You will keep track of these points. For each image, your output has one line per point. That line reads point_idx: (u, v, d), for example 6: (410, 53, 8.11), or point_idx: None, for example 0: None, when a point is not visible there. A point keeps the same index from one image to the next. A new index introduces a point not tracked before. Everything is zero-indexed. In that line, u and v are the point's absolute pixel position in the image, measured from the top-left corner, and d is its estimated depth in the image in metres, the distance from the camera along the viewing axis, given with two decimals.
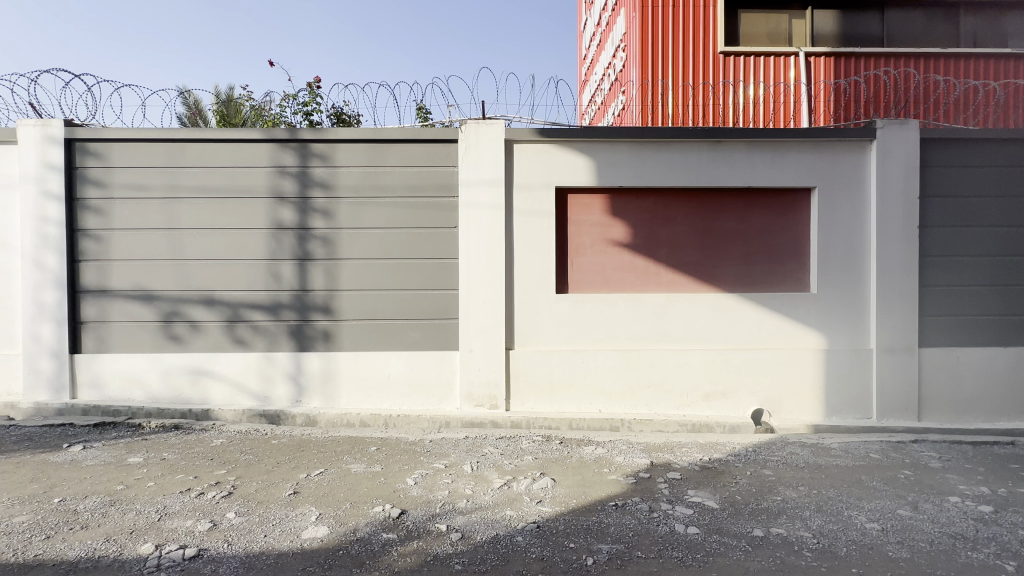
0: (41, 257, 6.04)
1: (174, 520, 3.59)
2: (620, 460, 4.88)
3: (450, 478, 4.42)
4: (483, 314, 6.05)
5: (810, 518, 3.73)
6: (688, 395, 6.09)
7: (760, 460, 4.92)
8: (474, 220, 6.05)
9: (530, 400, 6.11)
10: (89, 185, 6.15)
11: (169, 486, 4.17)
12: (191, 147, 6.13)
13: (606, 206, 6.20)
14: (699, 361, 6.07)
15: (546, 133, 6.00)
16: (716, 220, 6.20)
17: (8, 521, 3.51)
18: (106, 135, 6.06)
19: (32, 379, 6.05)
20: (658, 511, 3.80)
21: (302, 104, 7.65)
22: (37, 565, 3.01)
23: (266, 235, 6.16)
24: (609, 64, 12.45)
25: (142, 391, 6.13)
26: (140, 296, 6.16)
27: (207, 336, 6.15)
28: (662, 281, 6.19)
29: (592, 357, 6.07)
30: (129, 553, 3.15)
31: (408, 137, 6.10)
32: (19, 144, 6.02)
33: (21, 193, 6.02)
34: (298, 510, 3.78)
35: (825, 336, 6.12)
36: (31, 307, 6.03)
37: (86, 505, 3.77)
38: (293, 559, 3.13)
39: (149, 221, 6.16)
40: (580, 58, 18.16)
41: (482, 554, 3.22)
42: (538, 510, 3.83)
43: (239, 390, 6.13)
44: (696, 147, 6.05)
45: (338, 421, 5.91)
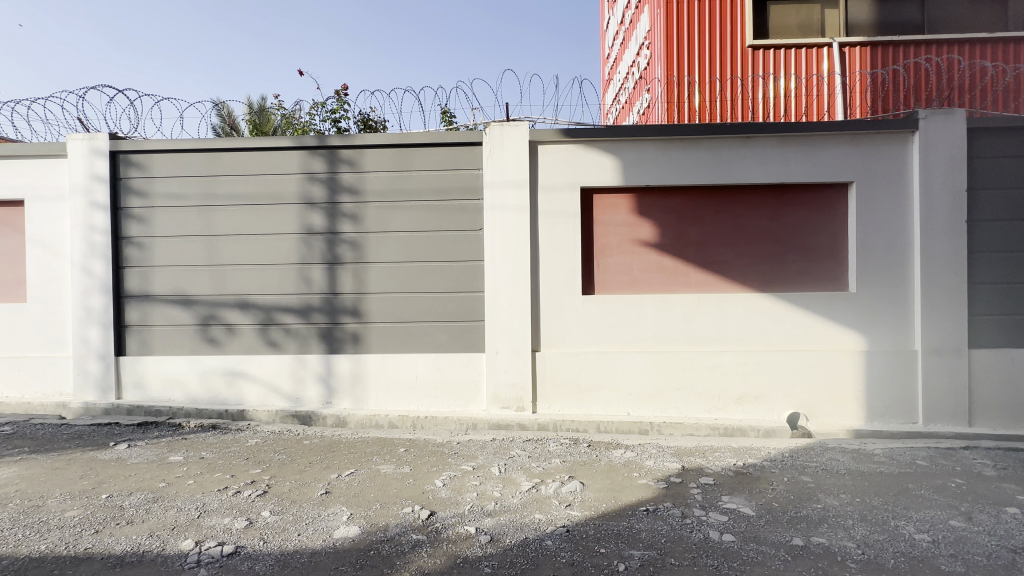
0: (89, 264, 6.36)
1: (213, 517, 3.69)
2: (650, 464, 4.78)
3: (478, 480, 4.42)
4: (508, 316, 6.04)
5: (854, 527, 3.56)
6: (720, 398, 5.93)
7: (798, 465, 4.75)
8: (500, 222, 6.06)
9: (557, 403, 6.06)
10: (131, 194, 6.43)
11: (208, 484, 4.31)
12: (226, 156, 6.34)
13: (632, 206, 6.11)
14: (731, 364, 5.90)
15: (571, 133, 5.96)
16: (747, 218, 6.03)
17: (61, 515, 3.69)
18: (147, 146, 6.34)
19: (81, 380, 6.36)
20: (691, 517, 3.71)
21: (330, 112, 7.82)
22: (86, 558, 3.15)
23: (297, 240, 6.31)
24: (633, 62, 12.30)
25: (182, 392, 6.36)
26: (179, 301, 6.40)
27: (242, 338, 6.34)
28: (691, 282, 6.06)
29: (619, 359, 5.98)
30: (171, 548, 3.26)
31: (433, 141, 6.15)
32: (69, 157, 6.36)
33: (70, 204, 6.35)
34: (329, 509, 3.84)
35: (865, 337, 5.86)
36: (80, 311, 6.36)
37: (132, 501, 3.93)
38: (326, 558, 3.17)
39: (187, 229, 6.40)
40: (604, 58, 18.01)
41: (511, 558, 3.20)
42: (567, 514, 3.78)
43: (273, 391, 6.30)
44: (725, 144, 5.90)
45: (368, 422, 6.01)
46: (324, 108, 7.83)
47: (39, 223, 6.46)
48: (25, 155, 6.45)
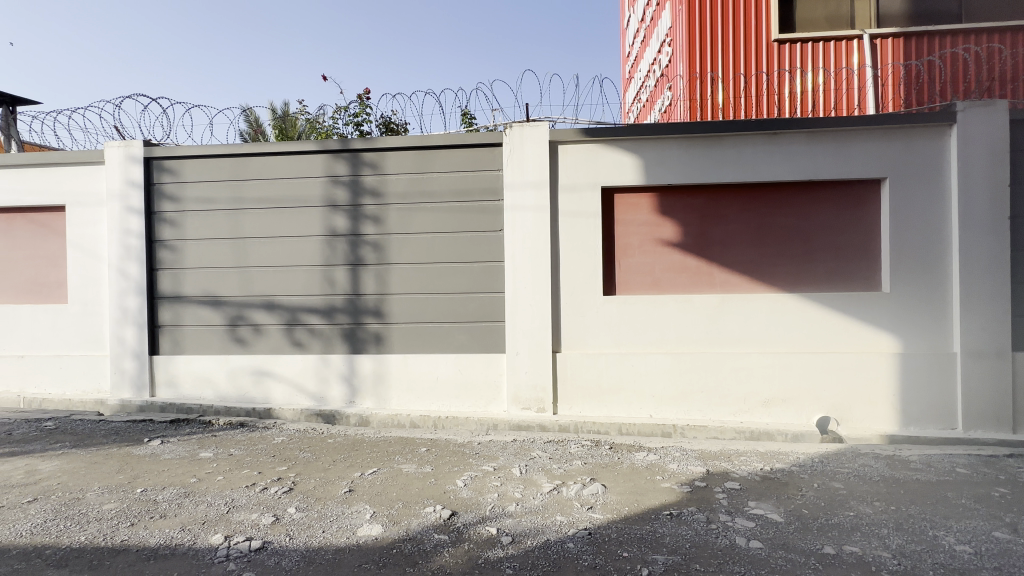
0: (125, 267, 6.61)
1: (241, 513, 3.79)
2: (674, 467, 4.70)
3: (499, 481, 4.42)
4: (529, 317, 6.03)
5: (889, 537, 3.43)
6: (746, 401, 5.79)
7: (828, 471, 4.59)
8: (520, 222, 6.05)
9: (578, 404, 6.01)
10: (164, 199, 6.66)
11: (236, 480, 4.42)
12: (253, 161, 6.51)
13: (654, 205, 6.02)
14: (757, 366, 5.76)
15: (591, 132, 5.91)
16: (774, 216, 5.88)
17: (99, 508, 3.84)
18: (178, 152, 6.55)
19: (118, 378, 6.61)
20: (717, 523, 3.63)
21: (353, 115, 7.95)
22: (123, 549, 3.27)
23: (321, 242, 6.43)
24: (654, 60, 12.17)
25: (211, 390, 6.55)
26: (209, 302, 6.59)
27: (268, 338, 6.49)
28: (715, 282, 5.94)
29: (641, 361, 5.91)
30: (202, 542, 3.36)
31: (454, 143, 6.19)
32: (106, 164, 6.62)
33: (107, 209, 6.61)
34: (353, 507, 3.89)
35: (900, 339, 5.64)
36: (116, 312, 6.61)
37: (165, 495, 4.07)
38: (350, 556, 3.22)
39: (216, 232, 6.59)
40: (624, 56, 17.88)
41: (533, 559, 3.18)
42: (589, 517, 3.75)
43: (298, 390, 6.43)
44: (751, 141, 5.77)
45: (390, 421, 6.08)
46: (347, 112, 7.97)
47: (79, 228, 6.74)
48: (66, 163, 6.75)
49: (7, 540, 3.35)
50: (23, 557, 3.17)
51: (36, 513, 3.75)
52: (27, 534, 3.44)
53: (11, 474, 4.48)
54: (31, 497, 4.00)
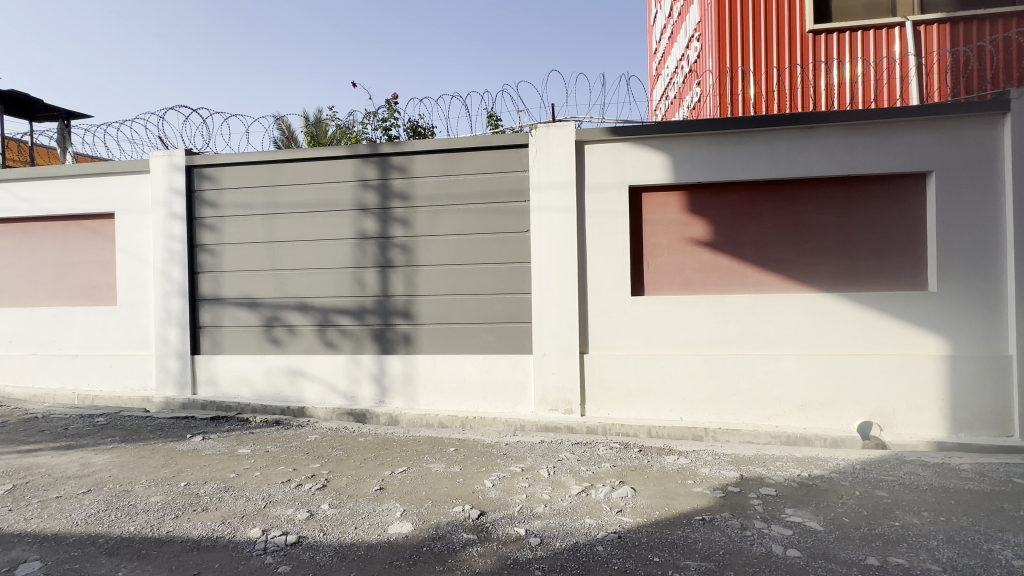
0: (169, 270, 6.93)
1: (278, 507, 3.91)
2: (706, 472, 4.59)
3: (527, 482, 4.42)
4: (555, 318, 6.01)
5: (938, 549, 3.25)
6: (781, 404, 5.60)
7: (871, 479, 4.40)
8: (546, 223, 6.04)
9: (606, 406, 5.95)
10: (204, 205, 6.95)
11: (273, 476, 4.57)
12: (287, 167, 6.72)
13: (683, 203, 5.91)
14: (793, 368, 5.57)
15: (618, 131, 5.84)
16: (810, 213, 5.67)
17: (147, 500, 4.04)
18: (217, 160, 6.83)
19: (162, 376, 6.93)
20: (752, 530, 3.52)
21: (381, 120, 8.12)
22: (168, 540, 3.43)
23: (351, 245, 6.58)
24: (682, 55, 11.93)
25: (248, 389, 6.79)
26: (246, 303, 6.84)
27: (302, 339, 6.68)
28: (747, 282, 5.78)
29: (671, 362, 5.80)
30: (241, 535, 3.48)
31: (480, 145, 6.23)
32: (151, 173, 6.97)
33: (153, 215, 6.95)
34: (383, 505, 3.96)
35: (949, 340, 5.35)
36: (160, 313, 6.94)
37: (206, 490, 4.24)
38: (381, 552, 3.28)
39: (253, 236, 6.83)
40: (651, 53, 17.61)
41: (562, 562, 3.16)
42: (618, 521, 3.69)
43: (330, 390, 6.59)
44: (785, 135, 5.59)
45: (419, 421, 6.16)
46: (376, 117, 8.14)
47: (127, 233, 7.11)
48: (115, 172, 7.13)
49: (65, 528, 3.57)
50: (79, 545, 3.36)
51: (90, 503, 3.97)
52: (83, 523, 3.65)
53: (67, 466, 4.76)
54: (85, 489, 4.24)
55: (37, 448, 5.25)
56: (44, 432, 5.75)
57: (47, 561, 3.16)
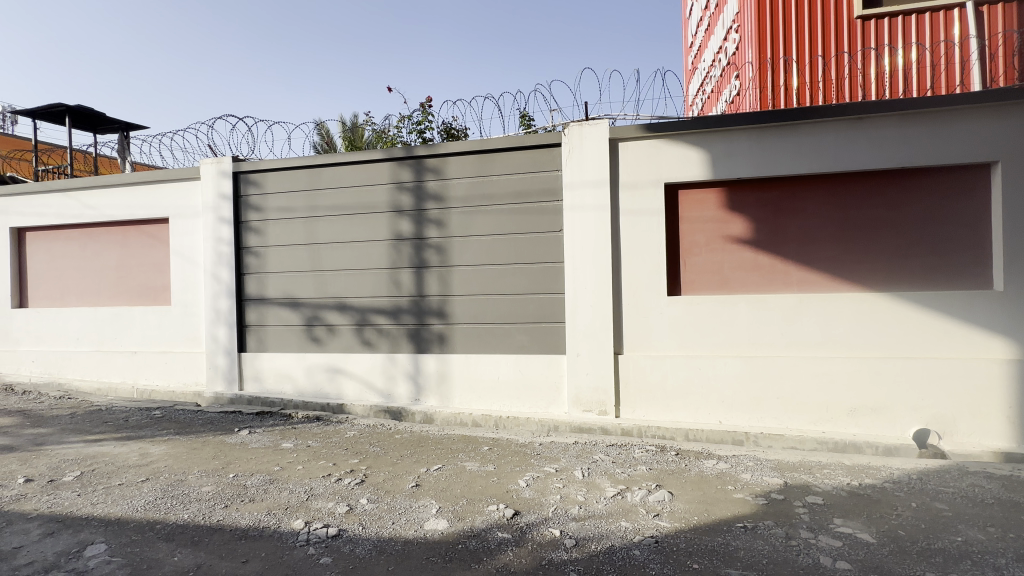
0: (218, 272, 7.28)
1: (319, 501, 4.04)
2: (747, 478, 4.43)
3: (562, 482, 4.40)
4: (589, 318, 5.95)
5: (1007, 569, 3.02)
6: (829, 409, 5.34)
7: (929, 490, 4.13)
8: (580, 222, 5.99)
9: (641, 408, 5.84)
10: (249, 209, 7.26)
11: (314, 470, 4.72)
12: (326, 171, 6.94)
13: (721, 200, 5.73)
14: (842, 371, 5.31)
15: (654, 127, 5.72)
16: (859, 208, 5.39)
17: (199, 489, 4.26)
18: (261, 166, 7.13)
19: (212, 372, 7.29)
20: (798, 539, 3.38)
21: (416, 123, 8.28)
22: (219, 528, 3.60)
23: (387, 246, 6.73)
24: (720, 48, 11.58)
25: (291, 386, 7.04)
26: (289, 303, 7.10)
27: (341, 338, 6.89)
28: (791, 281, 5.55)
29: (710, 364, 5.64)
30: (285, 527, 3.62)
31: (513, 145, 6.24)
32: (202, 179, 7.34)
33: (203, 220, 7.33)
34: (419, 502, 4.03)
35: (1017, 343, 4.97)
36: (210, 312, 7.31)
37: (253, 481, 4.43)
38: (417, 548, 3.33)
39: (294, 238, 7.09)
40: (687, 48, 17.26)
41: (597, 565, 3.13)
42: (655, 525, 3.62)
43: (368, 387, 6.76)
44: (832, 127, 5.34)
45: (453, 420, 6.24)
46: (410, 121, 8.31)
47: (179, 237, 7.52)
48: (170, 179, 7.56)
49: (126, 513, 3.81)
50: (139, 530, 3.57)
51: (149, 491, 4.23)
52: (142, 509, 3.88)
53: (128, 456, 5.08)
54: (144, 477, 4.51)
55: (101, 438, 5.63)
56: (108, 423, 6.16)
57: (111, 544, 3.37)
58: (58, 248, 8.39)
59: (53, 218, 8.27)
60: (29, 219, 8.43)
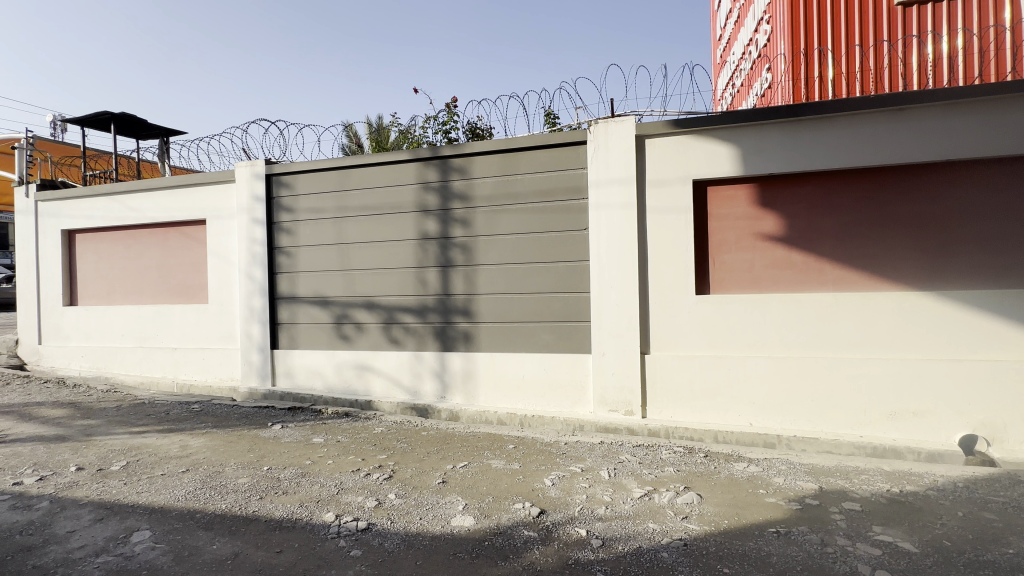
0: (252, 271, 7.53)
1: (349, 495, 4.14)
2: (780, 482, 4.30)
3: (587, 482, 4.37)
4: (615, 317, 5.90)
5: None
6: (866, 412, 5.15)
7: (976, 500, 3.93)
8: (606, 220, 5.94)
9: (669, 408, 5.75)
10: (281, 210, 7.47)
11: (344, 464, 4.84)
12: (355, 172, 7.08)
13: (752, 197, 5.59)
14: (881, 373, 5.10)
15: (682, 123, 5.62)
16: (900, 203, 5.16)
17: (236, 480, 4.43)
18: (293, 168, 7.33)
19: (247, 368, 7.55)
20: (834, 546, 3.27)
21: (441, 123, 8.36)
22: (254, 519, 3.73)
23: (414, 245, 6.82)
24: (751, 40, 11.27)
25: (321, 382, 7.22)
26: (319, 302, 7.28)
27: (369, 336, 7.03)
28: (826, 279, 5.37)
29: (740, 365, 5.51)
30: (317, 519, 3.72)
31: (538, 144, 6.23)
32: (237, 182, 7.60)
33: (238, 221, 7.59)
34: (446, 498, 4.08)
35: None
36: (245, 310, 7.56)
37: (286, 474, 4.57)
38: (444, 544, 3.37)
39: (324, 238, 7.27)
40: (716, 40, 16.87)
41: (625, 566, 3.10)
42: (684, 528, 3.56)
43: (395, 385, 6.87)
44: (870, 119, 5.13)
45: (478, 417, 6.28)
46: (436, 121, 8.39)
47: (216, 237, 7.80)
48: (207, 182, 7.85)
49: (168, 502, 3.99)
50: (180, 518, 3.74)
51: (189, 481, 4.41)
52: (182, 499, 4.06)
53: (170, 447, 5.32)
54: (184, 468, 4.71)
55: (145, 430, 5.91)
56: (150, 416, 6.46)
57: (155, 531, 3.54)
58: (105, 249, 8.83)
59: (100, 221, 8.71)
60: (79, 222, 8.90)
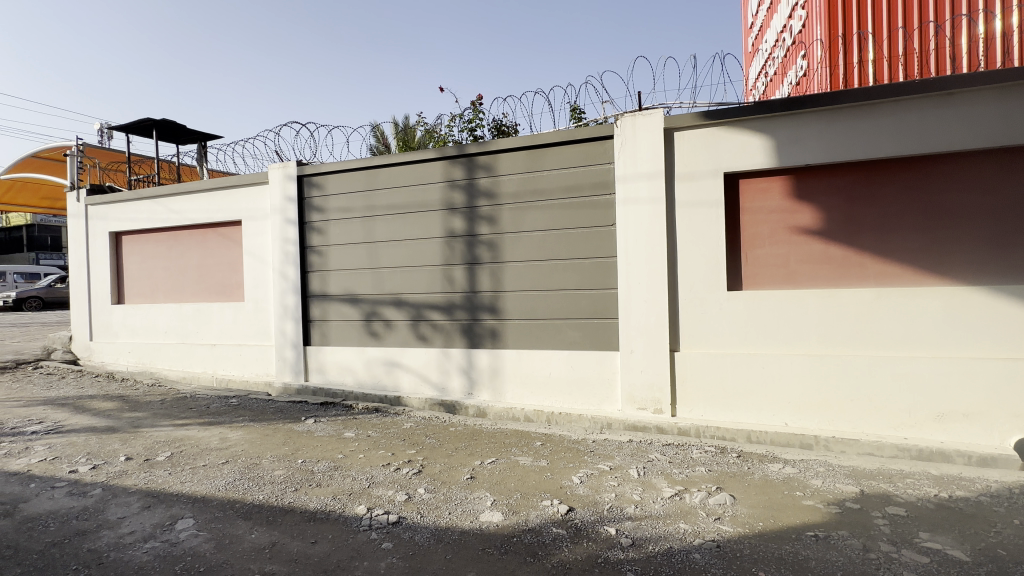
0: (285, 270, 7.75)
1: (380, 488, 4.22)
2: (818, 484, 4.16)
3: (616, 481, 4.33)
4: (643, 314, 5.81)
5: None
6: (911, 414, 4.91)
7: None
8: (634, 216, 5.85)
9: (700, 407, 5.63)
10: (312, 210, 7.66)
11: (374, 459, 4.93)
12: (383, 172, 7.19)
13: (787, 189, 5.39)
14: (927, 373, 4.85)
15: (712, 115, 5.47)
16: (948, 193, 4.88)
17: (273, 472, 4.58)
18: (323, 168, 7.50)
19: (281, 364, 7.78)
20: (877, 553, 3.13)
21: (467, 121, 8.40)
22: (290, 510, 3.85)
23: (441, 243, 6.89)
24: (785, 27, 10.88)
25: (352, 377, 7.39)
26: (349, 300, 7.43)
27: (397, 332, 7.14)
28: (867, 275, 5.14)
29: (774, 362, 5.34)
30: (350, 512, 3.81)
31: (564, 139, 6.18)
32: (270, 183, 7.83)
33: (271, 221, 7.82)
34: (474, 493, 4.11)
35: None
36: (279, 308, 7.79)
37: (319, 467, 4.70)
38: (473, 539, 3.40)
39: (354, 237, 7.41)
40: (747, 28, 16.33)
41: (656, 566, 3.06)
42: (717, 529, 3.48)
43: (423, 381, 6.97)
44: (916, 105, 4.86)
45: (505, 414, 6.30)
46: (462, 120, 8.44)
47: (251, 238, 8.06)
48: (242, 184, 8.12)
49: (210, 492, 4.16)
50: (221, 507, 3.89)
51: (229, 472, 4.59)
52: (223, 489, 4.22)
53: (210, 439, 5.54)
54: (224, 459, 4.91)
55: (187, 422, 6.17)
56: (192, 409, 6.75)
57: (198, 519, 3.70)
58: (148, 250, 9.26)
59: (144, 223, 9.12)
60: (125, 225, 9.35)
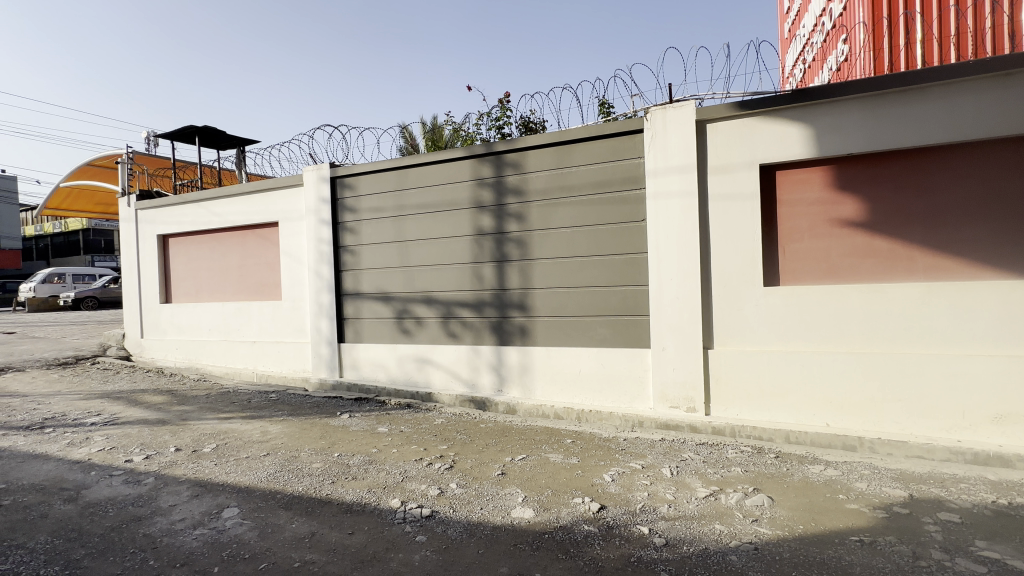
0: (320, 269, 7.98)
1: (412, 482, 4.31)
2: (863, 487, 3.99)
3: (648, 479, 4.27)
4: (674, 311, 5.70)
5: None
6: (966, 415, 4.63)
7: None
8: (665, 211, 5.73)
9: (735, 406, 5.48)
10: (344, 210, 7.86)
11: (407, 453, 5.03)
12: (412, 171, 7.30)
13: (827, 180, 5.18)
14: (985, 372, 4.56)
15: (746, 105, 5.31)
16: (1007, 180, 4.57)
17: (311, 465, 4.73)
18: (354, 169, 7.67)
19: (317, 361, 8.02)
20: (928, 560, 2.98)
21: (495, 119, 8.43)
22: (327, 501, 3.98)
23: (470, 241, 6.94)
24: (824, 11, 10.43)
25: (384, 373, 7.55)
26: (381, 297, 7.58)
27: (428, 329, 7.25)
28: (916, 269, 4.88)
29: (815, 360, 5.14)
30: (384, 504, 3.90)
31: (592, 135, 6.12)
32: (305, 185, 8.07)
33: (306, 222, 8.06)
34: (505, 490, 4.13)
35: None
36: (314, 306, 8.03)
37: (355, 461, 4.83)
38: (505, 535, 3.43)
39: (385, 236, 7.56)
40: (784, 14, 15.74)
41: (690, 567, 3.01)
42: (754, 531, 3.39)
43: (454, 378, 7.05)
44: (970, 87, 4.57)
45: (535, 411, 6.30)
46: (489, 117, 8.47)
47: (288, 238, 8.33)
48: (279, 186, 8.40)
49: (253, 482, 4.34)
50: (264, 498, 4.06)
51: (270, 464, 4.77)
52: (264, 480, 4.40)
53: (252, 432, 5.78)
54: (265, 452, 5.11)
55: (231, 416, 6.45)
56: (235, 403, 7.05)
57: (243, 508, 3.87)
58: (193, 251, 9.71)
59: (189, 226, 9.57)
60: (171, 227, 9.83)
